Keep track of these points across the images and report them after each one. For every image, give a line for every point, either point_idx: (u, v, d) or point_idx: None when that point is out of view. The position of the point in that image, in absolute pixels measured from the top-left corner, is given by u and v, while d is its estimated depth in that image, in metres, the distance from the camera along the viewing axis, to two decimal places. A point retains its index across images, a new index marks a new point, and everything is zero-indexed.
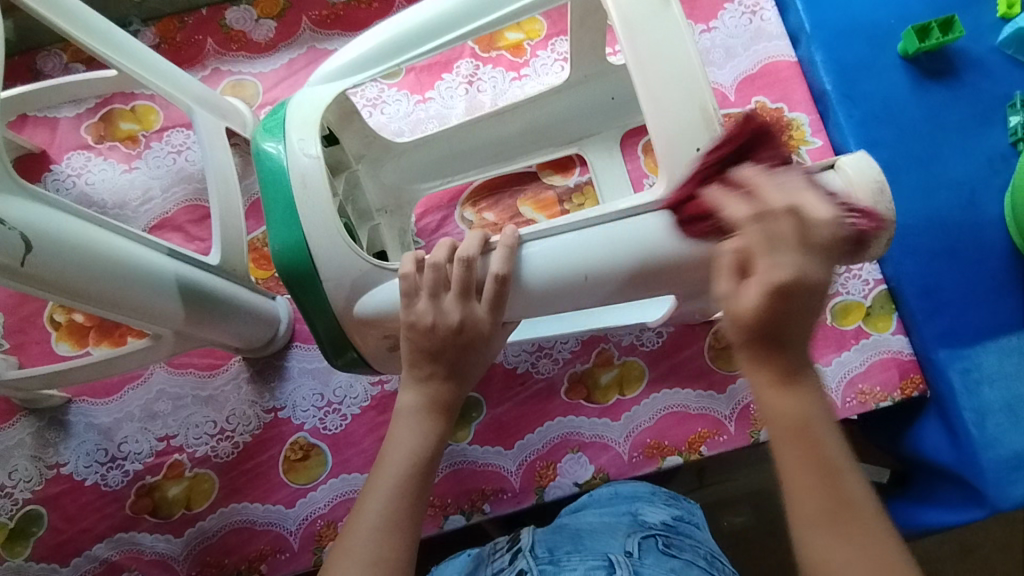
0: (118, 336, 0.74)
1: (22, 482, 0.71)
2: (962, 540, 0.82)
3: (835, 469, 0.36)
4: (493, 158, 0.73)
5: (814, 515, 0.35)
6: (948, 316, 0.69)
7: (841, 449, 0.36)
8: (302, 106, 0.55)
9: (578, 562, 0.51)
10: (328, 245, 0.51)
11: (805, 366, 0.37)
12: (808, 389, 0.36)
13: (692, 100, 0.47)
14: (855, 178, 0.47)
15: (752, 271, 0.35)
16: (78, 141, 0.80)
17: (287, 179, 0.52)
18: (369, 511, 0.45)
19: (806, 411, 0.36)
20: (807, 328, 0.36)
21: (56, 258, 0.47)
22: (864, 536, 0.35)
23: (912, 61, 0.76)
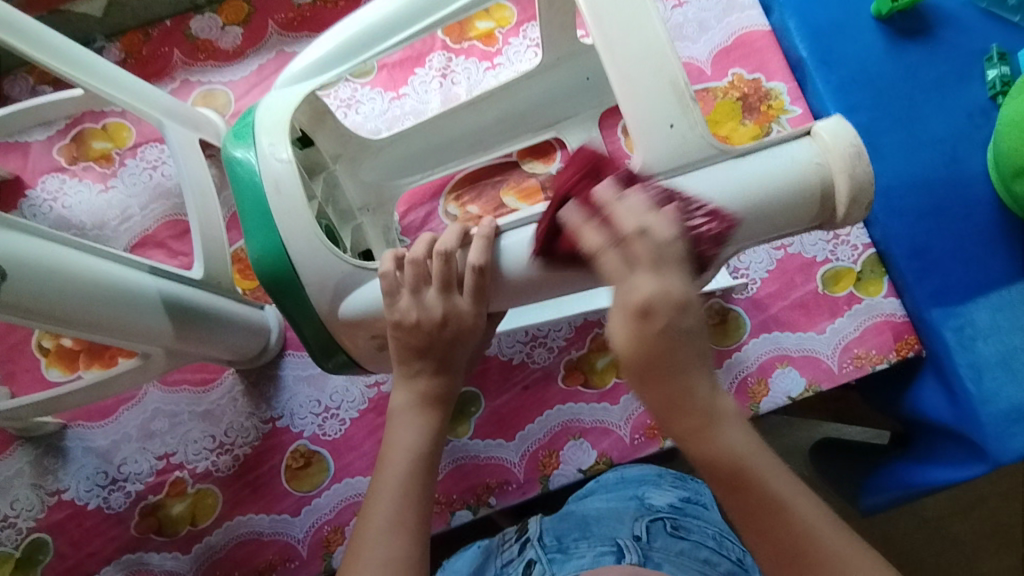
0: (109, 357, 0.73)
1: (24, 511, 0.70)
2: (969, 494, 0.83)
3: (785, 518, 0.37)
4: (471, 148, 0.72)
5: (766, 555, 0.38)
6: (938, 275, 0.69)
7: (784, 482, 0.38)
8: (271, 109, 0.54)
9: (586, 549, 0.51)
10: (310, 251, 0.50)
11: (713, 406, 0.37)
12: (728, 427, 0.38)
13: (658, 72, 0.46)
14: (829, 141, 0.46)
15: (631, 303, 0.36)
16: (51, 164, 0.78)
17: (261, 183, 0.51)
18: (379, 511, 0.46)
19: (735, 452, 0.37)
20: (701, 362, 0.37)
21: (37, 286, 0.46)
22: (818, 557, 0.37)
23: (886, 22, 0.75)
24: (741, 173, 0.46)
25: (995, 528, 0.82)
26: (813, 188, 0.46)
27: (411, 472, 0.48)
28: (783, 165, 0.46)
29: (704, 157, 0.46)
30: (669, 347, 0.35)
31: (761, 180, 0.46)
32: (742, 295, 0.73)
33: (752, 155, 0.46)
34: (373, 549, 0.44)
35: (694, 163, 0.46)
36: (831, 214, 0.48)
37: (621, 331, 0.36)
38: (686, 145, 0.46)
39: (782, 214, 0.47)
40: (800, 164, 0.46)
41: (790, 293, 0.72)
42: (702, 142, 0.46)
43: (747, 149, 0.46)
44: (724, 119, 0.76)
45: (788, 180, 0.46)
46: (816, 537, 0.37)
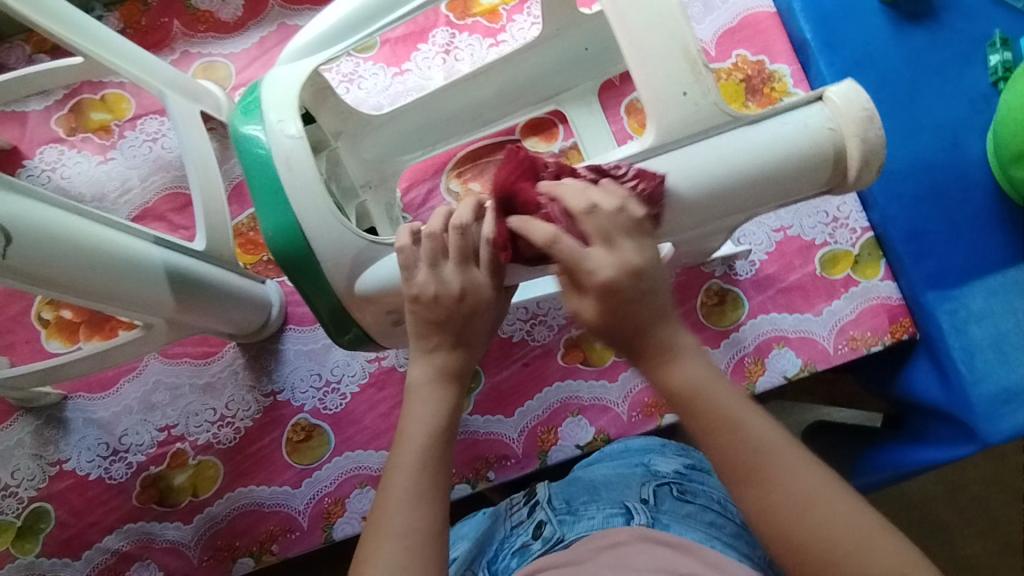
0: (109, 329, 0.73)
1: (25, 480, 0.71)
2: (954, 477, 0.84)
3: (743, 433, 0.40)
4: (473, 123, 0.71)
5: (727, 473, 0.40)
6: (934, 259, 0.70)
7: (736, 402, 0.41)
8: (276, 85, 0.53)
9: (595, 510, 0.52)
10: (320, 223, 0.50)
11: (674, 343, 0.42)
12: (690, 356, 0.42)
13: (671, 36, 0.45)
14: (841, 105, 0.46)
15: (583, 285, 0.41)
16: (49, 134, 0.78)
17: (271, 160, 0.51)
18: (397, 484, 0.44)
19: (694, 382, 0.41)
20: (658, 311, 0.42)
21: (40, 252, 0.46)
22: (776, 468, 0.38)
23: (891, 6, 0.75)
24: (756, 140, 0.45)
25: (981, 510, 0.84)
26: (823, 154, 0.46)
27: (430, 444, 0.46)
28: (798, 131, 0.45)
29: (715, 123, 0.45)
30: (643, 286, 0.41)
31: (779, 145, 0.45)
32: (742, 275, 0.74)
33: (765, 123, 0.46)
34: (392, 521, 0.43)
35: (709, 132, 0.46)
36: (843, 175, 0.47)
37: (584, 301, 0.42)
38: (698, 113, 0.45)
39: (792, 181, 0.46)
40: (812, 129, 0.46)
41: (788, 275, 0.73)
42: (714, 109, 0.45)
43: (759, 116, 0.46)
44: (728, 100, 0.76)
45: (800, 146, 0.45)
46: (772, 448, 0.39)
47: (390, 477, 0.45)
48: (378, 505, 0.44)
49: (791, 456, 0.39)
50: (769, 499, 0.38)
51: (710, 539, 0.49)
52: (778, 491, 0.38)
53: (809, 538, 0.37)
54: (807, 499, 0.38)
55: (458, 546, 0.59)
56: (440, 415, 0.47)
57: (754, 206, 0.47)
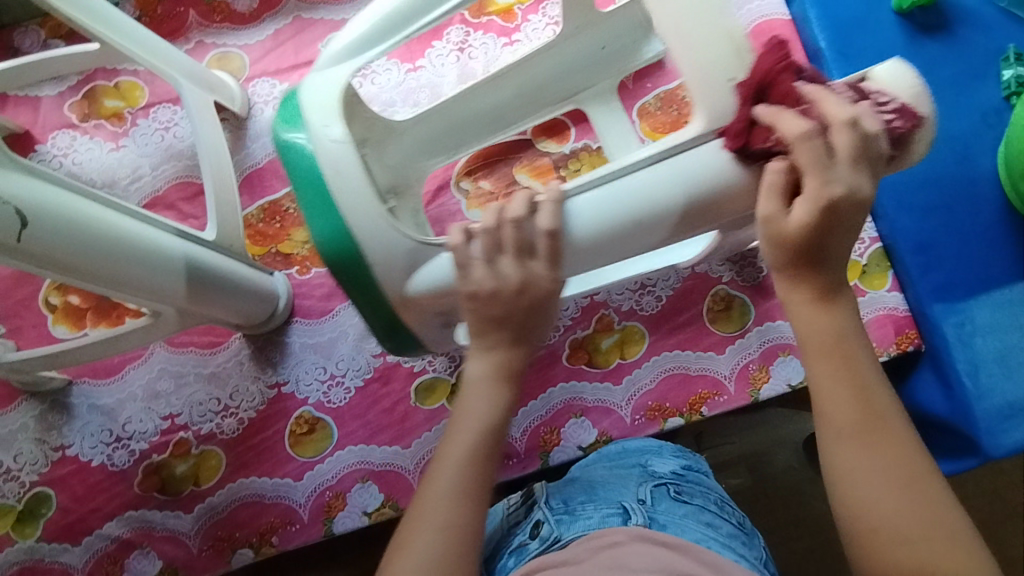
0: (116, 316, 0.73)
1: (28, 464, 0.71)
2: (952, 491, 0.84)
3: (866, 395, 0.41)
4: (495, 124, 0.70)
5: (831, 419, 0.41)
6: (942, 271, 0.70)
7: (872, 368, 0.42)
8: (314, 91, 0.51)
9: (593, 510, 0.52)
10: (370, 229, 0.49)
11: (841, 289, 0.42)
12: (845, 303, 0.43)
13: (716, 29, 0.44)
14: (889, 83, 0.45)
15: (808, 187, 0.40)
16: (61, 119, 0.78)
17: (318, 168, 0.49)
18: (441, 477, 0.45)
19: (841, 331, 0.42)
20: (846, 241, 0.42)
21: (57, 236, 0.46)
22: (888, 439, 0.39)
23: (906, 17, 0.75)
24: None
25: (978, 524, 0.84)
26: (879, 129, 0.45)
27: (478, 443, 0.46)
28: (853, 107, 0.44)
29: None
30: (839, 225, 0.41)
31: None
32: (749, 282, 0.73)
33: None
34: (432, 515, 0.44)
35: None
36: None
37: (798, 207, 0.41)
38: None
39: None
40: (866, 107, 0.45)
41: None
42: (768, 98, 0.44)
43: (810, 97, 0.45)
44: None
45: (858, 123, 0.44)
46: (887, 420, 0.40)
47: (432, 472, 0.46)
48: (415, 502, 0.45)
49: (897, 434, 0.40)
50: (862, 457, 0.39)
51: (705, 539, 0.49)
52: (874, 455, 0.39)
53: (894, 519, 0.38)
54: (901, 483, 0.39)
55: None
56: (494, 414, 0.48)
57: None
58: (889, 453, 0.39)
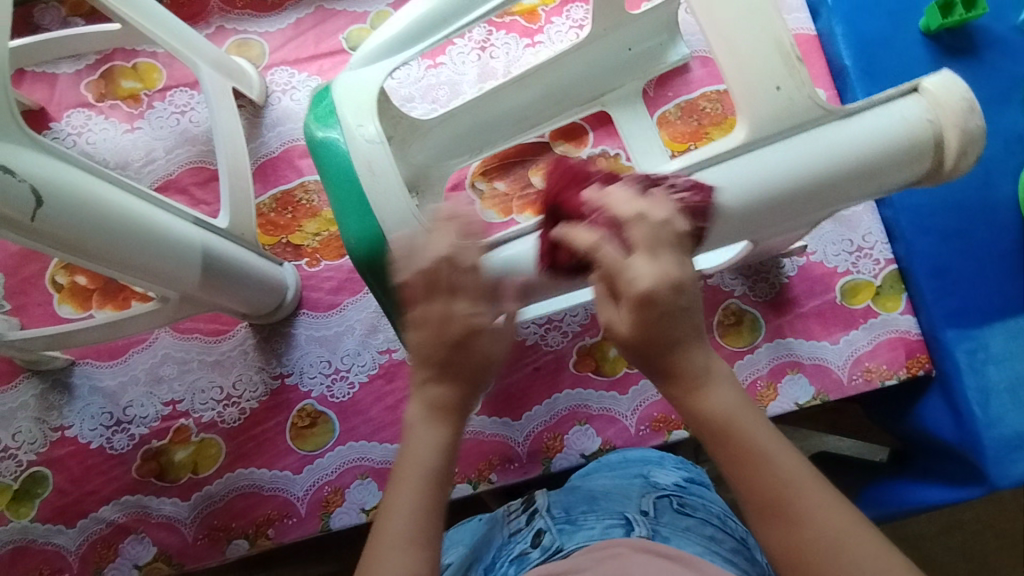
0: (122, 299, 0.72)
1: (26, 443, 0.70)
2: (952, 517, 0.83)
3: (769, 471, 0.36)
4: (518, 126, 0.70)
5: (750, 506, 0.36)
6: (956, 297, 0.69)
7: (767, 437, 0.37)
8: (350, 89, 0.50)
9: (595, 521, 0.50)
10: (403, 233, 0.47)
11: (706, 367, 0.37)
12: (723, 382, 0.38)
13: (762, 33, 0.44)
14: (939, 95, 0.44)
15: (619, 292, 0.36)
16: (77, 98, 0.77)
17: (353, 168, 0.48)
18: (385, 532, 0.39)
19: (728, 412, 0.37)
20: (689, 334, 0.37)
21: (69, 217, 0.45)
22: (803, 510, 0.35)
23: (933, 38, 0.74)
24: (848, 136, 0.44)
25: (976, 553, 0.83)
26: (918, 145, 0.44)
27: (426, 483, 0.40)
28: (895, 123, 0.44)
29: (809, 118, 0.44)
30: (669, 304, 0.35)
31: (872, 141, 0.44)
32: (761, 298, 0.73)
33: (861, 115, 0.44)
34: None
35: (803, 125, 0.44)
36: (938, 164, 0.45)
37: (617, 311, 0.36)
38: (792, 107, 0.44)
39: (887, 169, 0.45)
40: (909, 122, 0.44)
41: (807, 300, 0.72)
42: (809, 102, 0.43)
43: (855, 109, 0.44)
44: None
45: (897, 139, 0.44)
46: (798, 488, 0.36)
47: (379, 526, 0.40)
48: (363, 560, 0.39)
49: (822, 496, 0.35)
50: (796, 539, 0.35)
51: (708, 553, 0.48)
52: (809, 532, 0.35)
53: None
54: (832, 549, 0.34)
55: (454, 551, 0.59)
56: (434, 457, 0.41)
57: (837, 201, 0.46)
58: (809, 529, 0.35)
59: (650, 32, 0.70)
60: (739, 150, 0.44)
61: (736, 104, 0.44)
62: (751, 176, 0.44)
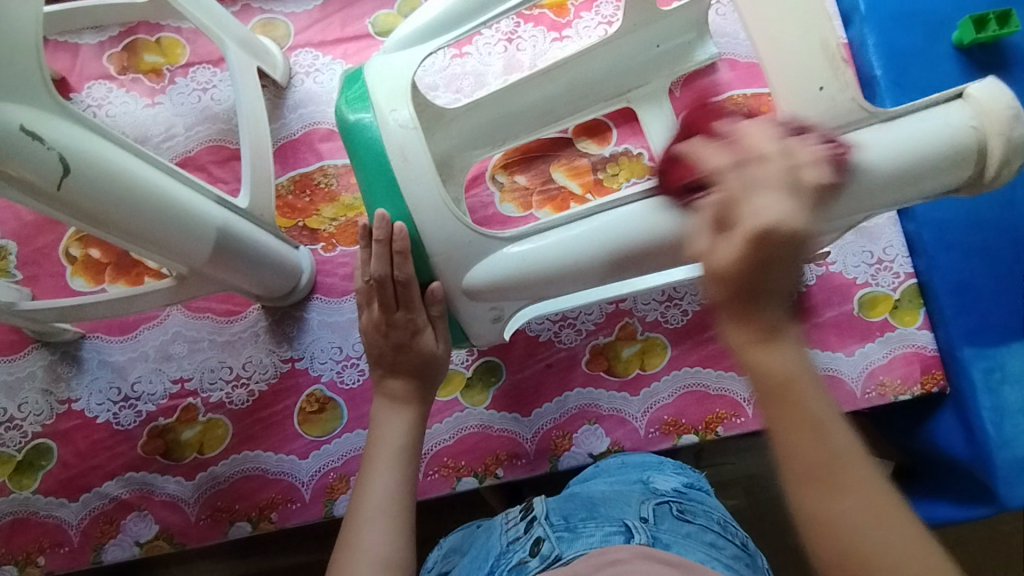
0: (136, 275, 0.72)
1: (32, 414, 0.70)
2: (951, 537, 0.83)
3: (827, 439, 0.35)
4: (544, 119, 0.69)
5: (792, 472, 0.36)
6: (976, 314, 0.69)
7: (824, 403, 0.36)
8: (385, 74, 0.50)
9: (595, 528, 0.50)
10: (432, 217, 0.48)
11: (780, 322, 0.36)
12: (790, 339, 0.36)
13: (811, 31, 0.44)
14: (985, 102, 0.44)
15: (736, 224, 0.36)
16: (99, 70, 0.77)
17: (384, 151, 0.48)
18: (369, 500, 0.48)
19: (789, 368, 0.36)
20: (788, 272, 0.35)
21: (96, 189, 0.45)
22: (856, 483, 0.35)
23: (965, 52, 0.73)
24: (892, 138, 0.44)
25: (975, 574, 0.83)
26: (962, 151, 0.44)
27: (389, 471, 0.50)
28: (939, 127, 0.44)
29: (853, 120, 0.44)
30: (769, 249, 0.35)
31: (915, 145, 0.44)
32: None
33: (903, 120, 0.44)
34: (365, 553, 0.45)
35: (843, 127, 0.44)
36: (980, 172, 0.45)
37: (725, 244, 0.36)
38: (834, 109, 0.44)
39: (929, 173, 0.45)
40: (954, 127, 0.44)
41: (824, 311, 0.72)
42: (852, 106, 0.44)
43: (898, 112, 0.44)
44: None
45: (941, 143, 0.44)
46: (852, 461, 0.35)
47: (362, 497, 0.49)
48: (352, 525, 0.47)
49: (867, 470, 0.35)
50: (837, 512, 0.34)
51: (709, 561, 0.48)
52: (844, 506, 0.34)
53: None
54: (873, 527, 0.34)
55: (450, 560, 0.59)
56: (402, 437, 0.52)
57: (877, 206, 0.46)
58: (853, 500, 0.34)
59: (680, 28, 0.69)
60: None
61: (777, 102, 0.44)
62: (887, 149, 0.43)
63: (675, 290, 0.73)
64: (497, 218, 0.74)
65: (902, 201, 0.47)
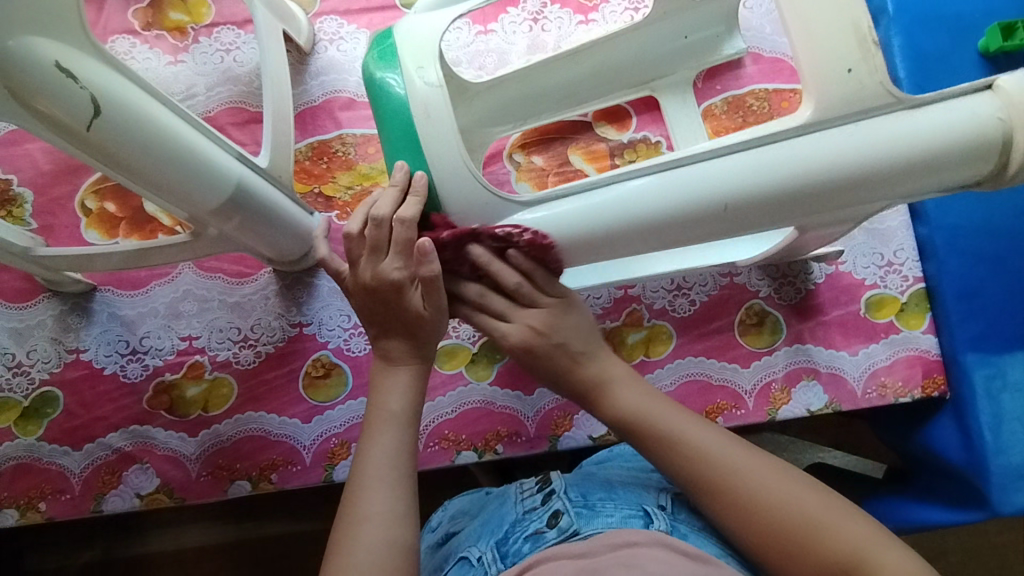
0: (149, 231, 0.72)
1: (40, 362, 0.71)
2: (934, 543, 0.84)
3: (683, 444, 0.49)
4: (565, 101, 0.69)
5: (688, 481, 0.48)
6: (980, 321, 0.69)
7: (669, 417, 0.51)
8: (414, 34, 0.50)
9: (613, 509, 0.51)
10: (449, 174, 0.49)
11: (604, 375, 0.53)
12: (624, 387, 0.53)
13: (844, 13, 0.42)
14: (1015, 94, 0.43)
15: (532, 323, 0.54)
16: (123, 24, 0.77)
17: (407, 109, 0.48)
18: (370, 466, 0.49)
19: (630, 408, 0.51)
20: (587, 350, 0.54)
21: (123, 134, 0.45)
22: (720, 473, 0.47)
23: (990, 60, 0.73)
24: (917, 125, 0.43)
25: None
26: (987, 144, 0.43)
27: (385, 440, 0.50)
28: (966, 119, 0.43)
29: (878, 105, 0.43)
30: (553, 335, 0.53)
31: (934, 136, 0.43)
32: (785, 301, 0.73)
33: (930, 108, 0.43)
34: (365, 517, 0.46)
35: (869, 112, 0.44)
36: (1004, 165, 0.44)
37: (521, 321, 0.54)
38: (862, 92, 0.43)
39: (948, 162, 0.44)
40: (982, 118, 0.43)
41: (832, 309, 0.72)
42: (879, 89, 0.43)
43: (925, 100, 0.43)
44: None
45: (966, 135, 0.43)
46: (708, 450, 0.48)
47: (366, 458, 0.49)
48: (357, 492, 0.48)
49: (725, 447, 0.49)
50: (723, 494, 0.47)
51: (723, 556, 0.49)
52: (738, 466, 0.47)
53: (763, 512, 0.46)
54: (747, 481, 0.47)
55: (456, 522, 0.60)
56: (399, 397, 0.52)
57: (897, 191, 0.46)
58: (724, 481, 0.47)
59: (710, 21, 0.69)
60: (799, 131, 0.44)
61: (804, 85, 0.44)
62: (772, 165, 0.45)
63: (685, 280, 0.73)
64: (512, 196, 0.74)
65: (922, 191, 0.47)
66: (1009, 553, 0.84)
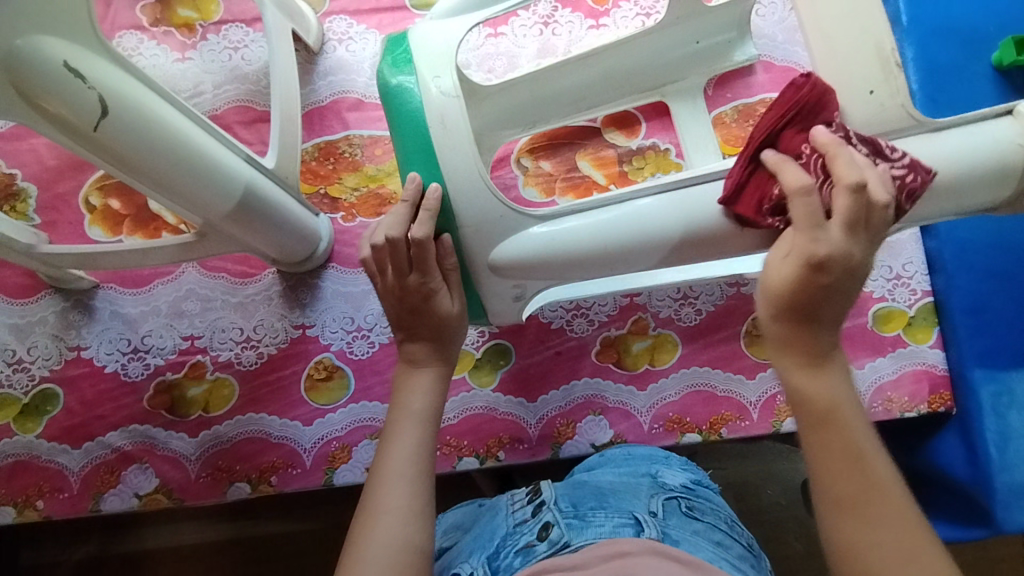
0: (153, 229, 0.72)
1: (41, 359, 0.70)
2: None
3: (864, 465, 0.41)
4: (575, 105, 0.69)
5: (828, 498, 0.41)
6: (988, 337, 0.68)
7: (869, 438, 0.42)
8: (430, 40, 0.49)
9: (603, 518, 0.50)
10: (466, 187, 0.48)
11: (831, 351, 0.43)
12: (835, 369, 0.43)
13: (865, 34, 0.44)
14: None
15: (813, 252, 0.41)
16: (131, 20, 0.76)
17: (423, 118, 0.48)
18: (381, 470, 0.48)
19: (834, 396, 0.42)
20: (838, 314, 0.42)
21: (130, 134, 0.44)
22: (878, 515, 0.40)
23: (1003, 74, 0.73)
24: (938, 148, 0.44)
25: None
26: (1006, 168, 0.44)
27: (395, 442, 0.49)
28: (988, 144, 0.44)
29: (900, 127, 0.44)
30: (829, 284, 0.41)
31: (956, 159, 0.43)
32: None
33: (950, 131, 0.44)
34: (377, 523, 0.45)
35: (891, 133, 0.44)
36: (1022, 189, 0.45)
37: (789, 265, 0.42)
38: (883, 114, 0.44)
39: (967, 185, 0.44)
40: (1003, 143, 0.44)
41: None
42: (900, 111, 0.44)
43: (945, 124, 0.44)
44: None
45: (988, 159, 0.44)
46: (879, 484, 0.40)
47: (378, 464, 0.48)
48: (369, 495, 0.47)
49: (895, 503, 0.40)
50: (862, 536, 0.39)
51: (717, 559, 0.48)
52: (875, 534, 0.39)
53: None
54: (896, 544, 0.39)
55: (451, 538, 0.59)
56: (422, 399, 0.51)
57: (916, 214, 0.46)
58: (879, 524, 0.39)
59: (721, 27, 0.69)
60: None
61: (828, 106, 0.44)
62: None
63: (691, 289, 0.73)
64: (518, 201, 0.73)
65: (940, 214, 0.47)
66: (1009, 568, 0.83)
